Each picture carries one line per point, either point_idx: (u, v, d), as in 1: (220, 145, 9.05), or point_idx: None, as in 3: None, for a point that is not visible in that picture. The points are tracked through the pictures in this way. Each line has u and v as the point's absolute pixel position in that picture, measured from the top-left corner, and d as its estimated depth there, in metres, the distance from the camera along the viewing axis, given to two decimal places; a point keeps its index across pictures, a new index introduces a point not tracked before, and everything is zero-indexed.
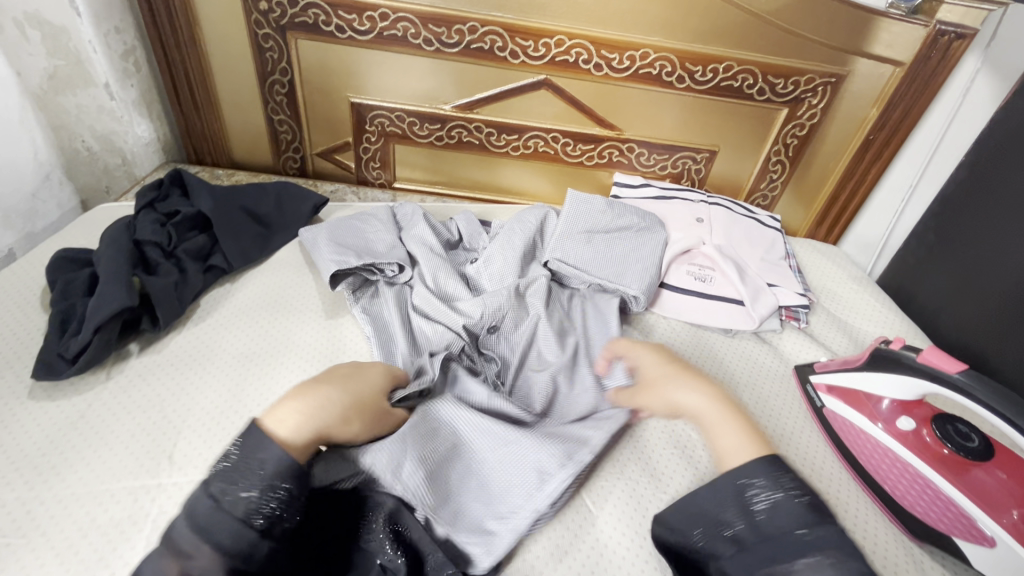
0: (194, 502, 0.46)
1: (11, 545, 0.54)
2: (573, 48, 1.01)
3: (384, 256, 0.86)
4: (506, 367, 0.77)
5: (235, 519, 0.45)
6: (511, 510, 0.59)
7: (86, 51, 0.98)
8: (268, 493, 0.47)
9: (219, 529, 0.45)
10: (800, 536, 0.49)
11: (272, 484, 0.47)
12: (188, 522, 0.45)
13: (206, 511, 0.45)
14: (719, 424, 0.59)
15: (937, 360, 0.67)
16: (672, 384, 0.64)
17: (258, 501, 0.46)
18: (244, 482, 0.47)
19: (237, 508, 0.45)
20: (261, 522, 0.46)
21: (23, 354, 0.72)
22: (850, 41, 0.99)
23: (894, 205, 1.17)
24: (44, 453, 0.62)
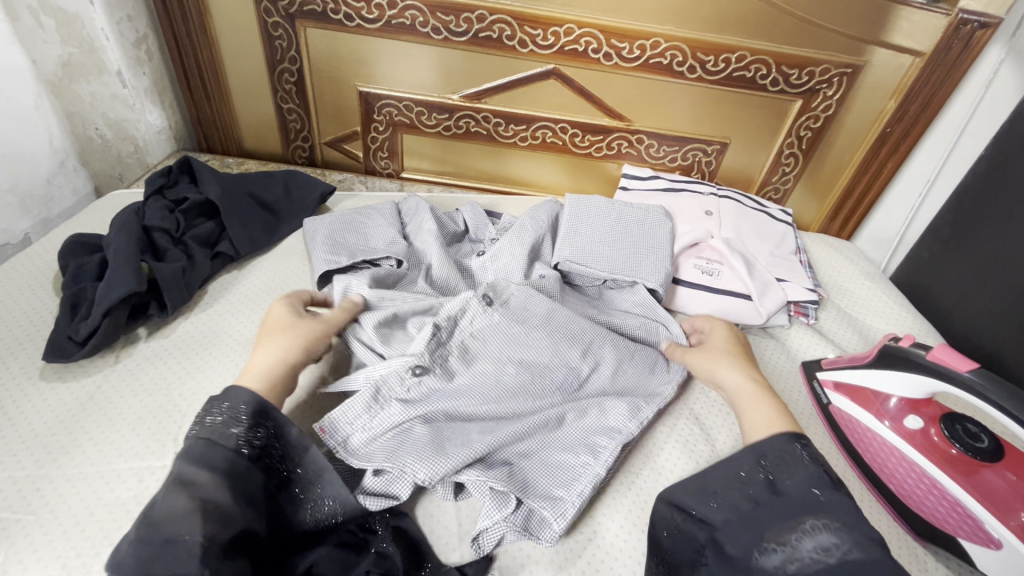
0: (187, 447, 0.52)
1: (22, 521, 0.56)
2: (582, 37, 1.00)
3: (383, 251, 0.85)
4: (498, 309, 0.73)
5: (228, 449, 0.53)
6: (575, 477, 0.62)
7: (99, 39, 0.98)
8: (249, 432, 0.55)
9: (216, 458, 0.52)
10: (813, 494, 0.52)
11: (252, 422, 0.55)
12: (188, 459, 0.51)
13: (201, 448, 0.52)
14: (753, 400, 0.65)
15: (947, 358, 0.65)
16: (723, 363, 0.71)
17: (245, 435, 0.54)
18: (232, 420, 0.54)
19: (227, 442, 0.53)
20: (249, 451, 0.54)
21: (35, 336, 0.74)
22: (869, 30, 0.97)
23: (911, 199, 1.14)
24: (55, 433, 0.64)
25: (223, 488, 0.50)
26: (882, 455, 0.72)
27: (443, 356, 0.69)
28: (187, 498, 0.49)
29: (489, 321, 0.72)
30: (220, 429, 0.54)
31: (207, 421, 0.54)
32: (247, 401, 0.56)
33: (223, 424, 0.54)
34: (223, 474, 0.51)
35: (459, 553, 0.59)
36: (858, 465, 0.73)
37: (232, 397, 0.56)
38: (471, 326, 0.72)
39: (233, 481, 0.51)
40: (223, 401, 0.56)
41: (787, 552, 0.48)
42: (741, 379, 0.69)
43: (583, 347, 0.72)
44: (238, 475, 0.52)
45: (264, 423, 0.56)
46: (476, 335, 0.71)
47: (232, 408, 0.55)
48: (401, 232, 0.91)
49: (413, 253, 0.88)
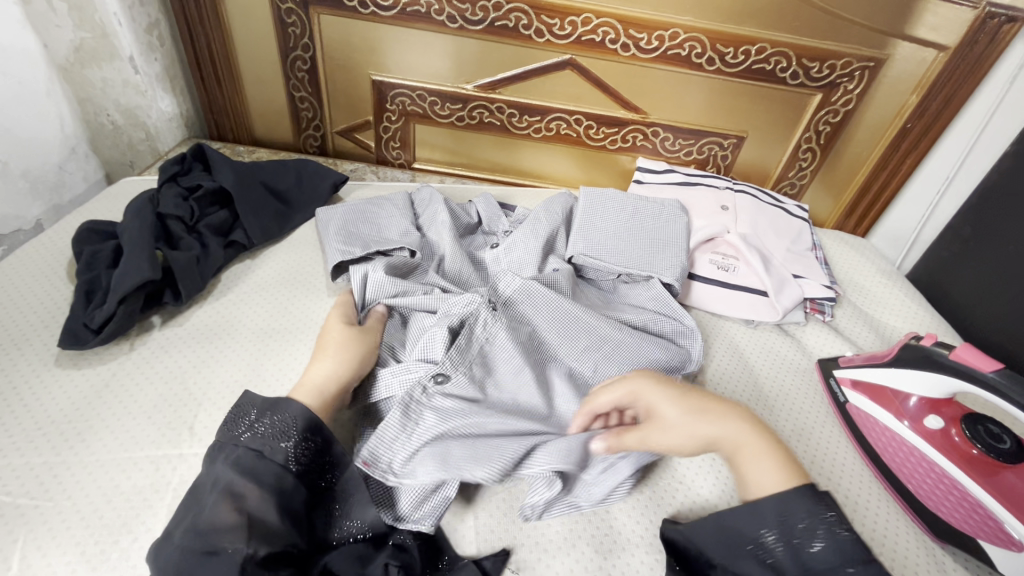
0: (238, 455, 0.53)
1: (40, 507, 0.56)
2: (600, 27, 0.98)
3: (396, 242, 0.84)
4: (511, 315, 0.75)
5: (276, 463, 0.54)
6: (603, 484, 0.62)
7: (112, 24, 0.97)
8: (298, 447, 0.56)
9: (265, 473, 0.53)
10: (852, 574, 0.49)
11: (301, 437, 0.56)
12: (237, 470, 0.52)
13: (251, 459, 0.53)
14: (755, 458, 0.58)
15: (971, 358, 0.65)
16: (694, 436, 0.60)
17: (294, 451, 0.55)
18: (282, 435, 0.55)
19: (276, 456, 0.54)
20: (296, 467, 0.55)
21: (50, 322, 0.73)
22: (893, 23, 0.95)
23: (929, 195, 1.13)
24: (71, 420, 0.64)
25: (270, 505, 0.52)
26: (901, 455, 0.71)
27: (461, 364, 0.68)
28: (233, 511, 0.50)
29: (501, 329, 0.71)
30: (270, 443, 0.55)
31: (258, 430, 0.55)
32: (300, 418, 0.56)
33: (276, 437, 0.55)
34: (271, 490, 0.52)
35: (475, 548, 0.59)
36: (874, 464, 0.71)
37: (287, 411, 0.56)
38: (486, 333, 0.71)
39: (279, 498, 0.52)
40: (276, 412, 0.57)
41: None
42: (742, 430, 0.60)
43: (596, 344, 0.73)
44: (283, 490, 0.53)
45: (312, 438, 0.56)
46: (494, 336, 0.71)
47: (284, 423, 0.56)
48: (415, 224, 0.90)
49: (425, 246, 0.86)
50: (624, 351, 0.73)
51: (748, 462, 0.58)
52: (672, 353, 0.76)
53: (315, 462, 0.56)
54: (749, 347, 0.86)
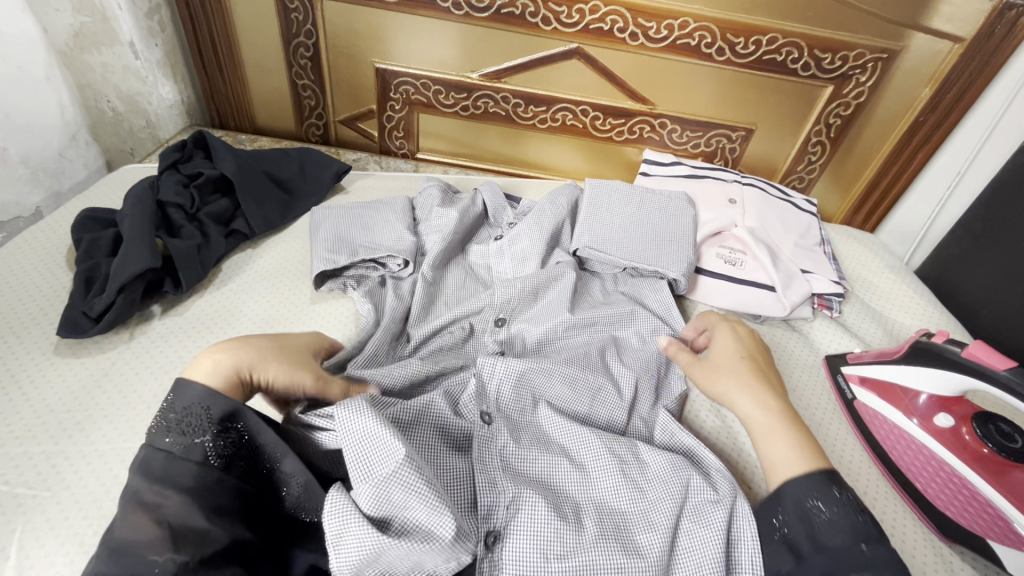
0: (148, 458, 0.49)
1: (38, 497, 0.56)
2: (608, 15, 0.96)
3: (386, 249, 0.81)
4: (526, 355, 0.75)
5: (193, 462, 0.50)
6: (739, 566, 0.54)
7: (112, 8, 0.95)
8: (216, 439, 0.51)
9: (181, 475, 0.49)
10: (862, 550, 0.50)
11: (218, 428, 0.51)
12: (148, 475, 0.48)
13: (163, 462, 0.49)
14: (767, 436, 0.60)
15: (984, 355, 0.64)
16: (733, 382, 0.66)
17: (212, 444, 0.51)
18: (195, 431, 0.51)
19: (192, 454, 0.50)
20: (216, 460, 0.51)
21: (48, 311, 0.72)
22: (908, 14, 0.93)
23: (939, 191, 1.11)
24: (69, 410, 0.63)
25: (192, 508, 0.48)
26: (910, 455, 0.70)
27: (485, 473, 0.60)
28: (152, 523, 0.46)
29: (504, 439, 0.64)
30: (182, 441, 0.50)
31: (169, 425, 0.51)
32: (209, 406, 0.51)
33: (186, 435, 0.51)
34: (189, 492, 0.48)
35: None
36: (881, 462, 0.71)
37: (190, 401, 0.51)
38: (496, 450, 0.63)
39: (202, 498, 0.49)
40: (178, 399, 0.52)
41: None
42: (755, 407, 0.63)
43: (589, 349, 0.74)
44: (207, 488, 0.49)
45: (229, 427, 0.52)
46: (512, 412, 0.67)
47: (192, 414, 0.51)
48: (412, 229, 0.87)
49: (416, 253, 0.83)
50: (623, 368, 0.73)
51: (763, 438, 0.60)
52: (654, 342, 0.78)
53: (244, 450, 0.52)
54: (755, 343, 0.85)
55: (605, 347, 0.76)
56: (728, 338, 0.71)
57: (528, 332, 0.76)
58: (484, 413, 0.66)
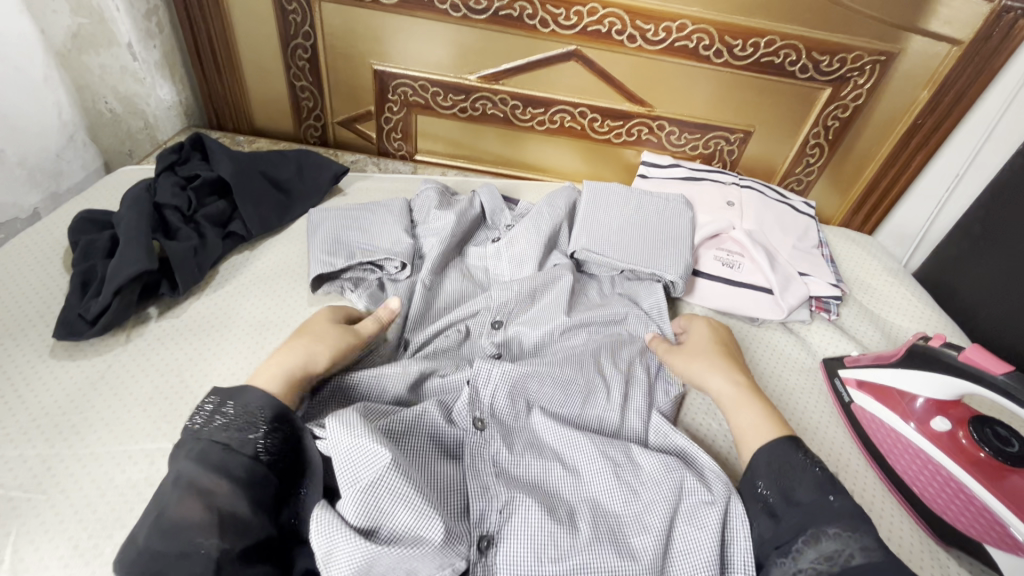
0: (205, 449, 0.52)
1: (33, 500, 0.56)
2: (606, 17, 0.96)
3: (384, 252, 0.81)
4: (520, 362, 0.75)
5: (246, 456, 0.53)
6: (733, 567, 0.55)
7: (110, 9, 0.97)
8: (267, 437, 0.55)
9: (234, 466, 0.52)
10: (830, 502, 0.54)
11: (269, 427, 0.55)
12: (201, 464, 0.51)
13: (218, 454, 0.52)
14: (739, 405, 0.67)
15: (981, 360, 0.64)
16: (711, 364, 0.72)
17: (263, 441, 0.54)
18: (250, 428, 0.54)
19: (244, 448, 0.53)
20: (266, 457, 0.54)
21: (45, 313, 0.72)
22: (907, 16, 0.93)
23: (938, 193, 1.11)
24: (65, 412, 0.63)
25: (239, 497, 0.51)
26: (907, 459, 0.70)
27: (477, 478, 0.61)
28: (202, 506, 0.49)
29: (496, 447, 0.64)
30: (237, 435, 0.54)
31: (225, 422, 0.54)
32: (267, 407, 0.56)
33: (239, 429, 0.54)
34: (240, 483, 0.51)
35: None
36: (879, 467, 0.71)
37: (251, 401, 0.56)
38: (488, 457, 0.63)
39: (250, 491, 0.51)
40: (238, 401, 0.56)
41: (789, 566, 0.52)
42: (722, 383, 0.70)
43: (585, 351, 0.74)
44: (253, 482, 0.52)
45: (282, 427, 0.56)
46: (505, 419, 0.67)
47: (248, 413, 0.55)
48: (411, 231, 0.87)
49: (417, 255, 0.84)
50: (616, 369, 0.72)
51: (738, 407, 0.66)
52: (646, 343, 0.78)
53: (290, 452, 0.55)
54: (751, 346, 0.84)
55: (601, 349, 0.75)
56: (701, 330, 0.78)
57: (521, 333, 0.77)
58: (478, 418, 0.66)
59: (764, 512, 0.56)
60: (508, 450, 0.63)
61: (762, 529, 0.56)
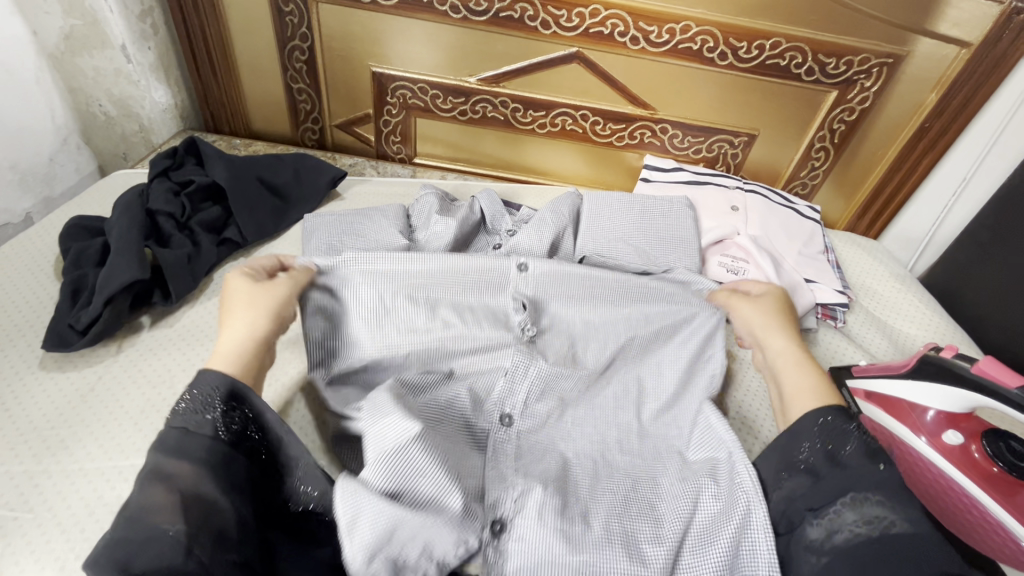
0: (164, 436, 0.50)
1: (19, 519, 0.54)
2: (608, 19, 0.95)
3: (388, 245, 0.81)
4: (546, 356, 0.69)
5: (205, 437, 0.50)
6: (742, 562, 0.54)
7: (103, 10, 0.92)
8: (225, 417, 0.52)
9: (194, 449, 0.49)
10: (878, 469, 0.52)
11: (226, 407, 0.52)
12: (163, 452, 0.49)
13: (177, 438, 0.50)
14: (796, 371, 0.63)
15: (995, 373, 0.62)
16: (770, 332, 0.68)
17: (222, 421, 0.52)
18: (206, 408, 0.52)
19: (203, 429, 0.51)
20: (228, 436, 0.51)
21: (34, 322, 0.71)
22: (915, 18, 0.91)
23: (945, 197, 1.09)
24: (53, 426, 0.61)
25: (205, 480, 0.48)
26: (916, 470, 0.70)
27: (501, 475, 0.62)
28: (165, 492, 0.46)
29: (518, 443, 0.65)
30: (195, 418, 0.51)
31: (178, 408, 0.51)
32: (220, 386, 0.53)
33: (199, 412, 0.51)
34: (203, 464, 0.49)
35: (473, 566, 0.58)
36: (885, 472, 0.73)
37: (204, 383, 0.53)
38: (514, 454, 0.64)
39: (216, 473, 0.49)
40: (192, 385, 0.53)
41: (826, 525, 0.51)
42: (785, 347, 0.66)
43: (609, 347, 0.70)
44: (217, 462, 0.50)
45: (239, 406, 0.53)
46: (529, 420, 0.66)
47: (203, 394, 0.52)
48: (411, 237, 0.85)
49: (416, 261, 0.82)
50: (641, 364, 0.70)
51: (789, 376, 0.63)
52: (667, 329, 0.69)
53: (249, 427, 0.53)
54: None
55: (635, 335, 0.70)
56: (773, 296, 0.72)
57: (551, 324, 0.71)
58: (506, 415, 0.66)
59: (802, 472, 0.55)
60: (536, 446, 0.65)
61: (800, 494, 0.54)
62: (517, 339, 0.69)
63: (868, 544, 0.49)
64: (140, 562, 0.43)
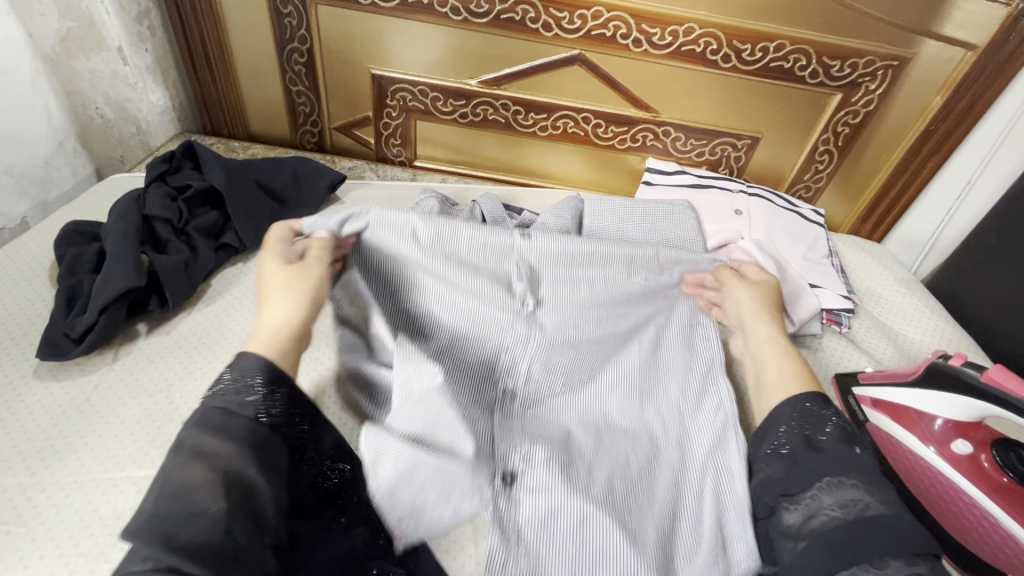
0: (205, 414, 0.50)
1: (12, 533, 0.53)
2: (611, 20, 0.93)
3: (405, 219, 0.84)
4: (546, 328, 0.70)
5: (247, 418, 0.50)
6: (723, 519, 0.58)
7: (99, 13, 0.92)
8: (266, 399, 0.52)
9: (236, 429, 0.49)
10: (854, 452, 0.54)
11: (267, 390, 0.52)
12: (204, 430, 0.48)
13: (219, 418, 0.49)
14: (778, 357, 0.66)
15: (1006, 381, 0.61)
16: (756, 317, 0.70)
17: (263, 403, 0.52)
18: (248, 390, 0.51)
19: (245, 411, 0.50)
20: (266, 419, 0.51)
21: (29, 330, 0.70)
22: (921, 20, 0.90)
23: (949, 201, 1.08)
24: (48, 437, 0.60)
25: (247, 461, 0.48)
26: (926, 481, 0.69)
27: (510, 436, 0.64)
28: (205, 470, 0.46)
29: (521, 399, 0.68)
30: (238, 399, 0.51)
31: (220, 387, 0.51)
32: (261, 368, 0.53)
33: (241, 394, 0.51)
34: (244, 445, 0.48)
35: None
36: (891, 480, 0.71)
37: (245, 365, 0.53)
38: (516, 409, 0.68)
39: (256, 456, 0.49)
40: (236, 366, 0.53)
41: (803, 509, 0.52)
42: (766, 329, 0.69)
43: (608, 320, 0.71)
44: (260, 444, 0.50)
45: (279, 389, 0.53)
46: (532, 388, 0.69)
47: (245, 377, 0.52)
48: None
49: None
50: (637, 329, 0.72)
51: (773, 358, 0.66)
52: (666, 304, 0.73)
53: (289, 408, 0.53)
54: None
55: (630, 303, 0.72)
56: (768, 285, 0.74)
57: (552, 292, 0.71)
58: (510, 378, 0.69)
59: (780, 457, 0.57)
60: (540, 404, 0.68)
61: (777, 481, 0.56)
62: (518, 306, 0.70)
63: (843, 526, 0.48)
64: (185, 534, 0.42)
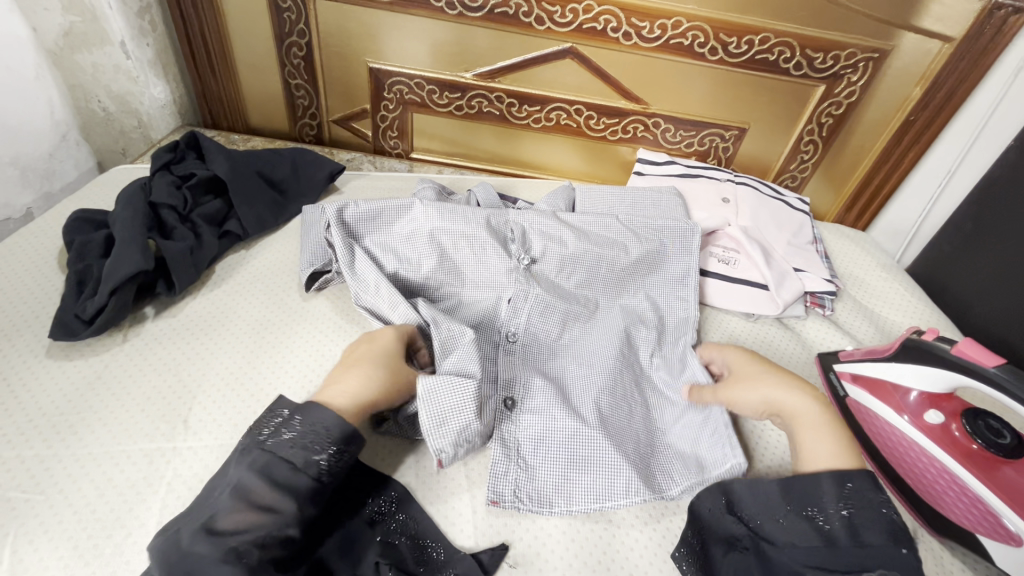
0: (271, 463, 0.52)
1: (31, 501, 0.55)
2: (602, 14, 0.97)
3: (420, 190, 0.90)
4: (541, 281, 0.77)
5: (309, 476, 0.52)
6: (705, 452, 0.67)
7: (102, 7, 0.94)
8: (330, 459, 0.54)
9: (285, 476, 0.51)
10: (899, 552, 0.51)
11: (336, 450, 0.54)
12: (253, 471, 0.51)
13: (286, 474, 0.51)
14: (818, 428, 0.62)
15: (974, 353, 0.65)
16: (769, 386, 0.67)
17: (326, 462, 0.53)
18: (316, 447, 0.53)
19: (309, 469, 0.53)
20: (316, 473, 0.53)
21: (40, 314, 0.72)
22: (898, 13, 0.93)
23: (929, 190, 1.12)
24: (63, 412, 0.63)
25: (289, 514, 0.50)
26: (902, 451, 0.72)
27: (512, 368, 0.71)
28: (247, 510, 0.49)
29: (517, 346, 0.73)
30: (303, 455, 0.53)
31: (284, 437, 0.53)
32: (333, 427, 0.55)
33: (305, 449, 0.53)
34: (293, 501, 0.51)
35: (473, 540, 0.60)
36: (874, 460, 0.75)
37: (317, 418, 0.55)
38: (511, 353, 0.73)
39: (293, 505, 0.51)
40: (304, 419, 0.55)
41: None
42: (798, 400, 0.65)
43: (595, 276, 0.79)
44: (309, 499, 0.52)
45: (346, 452, 0.55)
46: (529, 335, 0.74)
47: (318, 435, 0.54)
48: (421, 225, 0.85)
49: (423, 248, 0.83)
50: (623, 290, 0.81)
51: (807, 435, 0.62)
52: (646, 260, 0.82)
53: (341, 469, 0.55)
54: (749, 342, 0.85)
55: (616, 261, 0.80)
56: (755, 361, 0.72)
57: (545, 253, 0.79)
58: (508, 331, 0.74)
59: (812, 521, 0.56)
60: (534, 348, 0.74)
61: (805, 552, 0.54)
62: (516, 265, 0.77)
63: None
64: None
